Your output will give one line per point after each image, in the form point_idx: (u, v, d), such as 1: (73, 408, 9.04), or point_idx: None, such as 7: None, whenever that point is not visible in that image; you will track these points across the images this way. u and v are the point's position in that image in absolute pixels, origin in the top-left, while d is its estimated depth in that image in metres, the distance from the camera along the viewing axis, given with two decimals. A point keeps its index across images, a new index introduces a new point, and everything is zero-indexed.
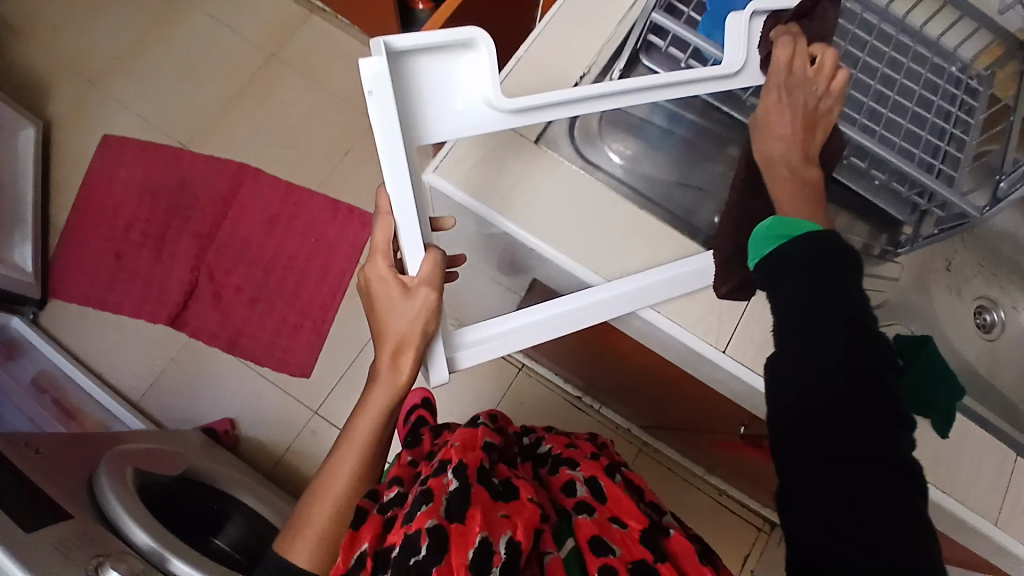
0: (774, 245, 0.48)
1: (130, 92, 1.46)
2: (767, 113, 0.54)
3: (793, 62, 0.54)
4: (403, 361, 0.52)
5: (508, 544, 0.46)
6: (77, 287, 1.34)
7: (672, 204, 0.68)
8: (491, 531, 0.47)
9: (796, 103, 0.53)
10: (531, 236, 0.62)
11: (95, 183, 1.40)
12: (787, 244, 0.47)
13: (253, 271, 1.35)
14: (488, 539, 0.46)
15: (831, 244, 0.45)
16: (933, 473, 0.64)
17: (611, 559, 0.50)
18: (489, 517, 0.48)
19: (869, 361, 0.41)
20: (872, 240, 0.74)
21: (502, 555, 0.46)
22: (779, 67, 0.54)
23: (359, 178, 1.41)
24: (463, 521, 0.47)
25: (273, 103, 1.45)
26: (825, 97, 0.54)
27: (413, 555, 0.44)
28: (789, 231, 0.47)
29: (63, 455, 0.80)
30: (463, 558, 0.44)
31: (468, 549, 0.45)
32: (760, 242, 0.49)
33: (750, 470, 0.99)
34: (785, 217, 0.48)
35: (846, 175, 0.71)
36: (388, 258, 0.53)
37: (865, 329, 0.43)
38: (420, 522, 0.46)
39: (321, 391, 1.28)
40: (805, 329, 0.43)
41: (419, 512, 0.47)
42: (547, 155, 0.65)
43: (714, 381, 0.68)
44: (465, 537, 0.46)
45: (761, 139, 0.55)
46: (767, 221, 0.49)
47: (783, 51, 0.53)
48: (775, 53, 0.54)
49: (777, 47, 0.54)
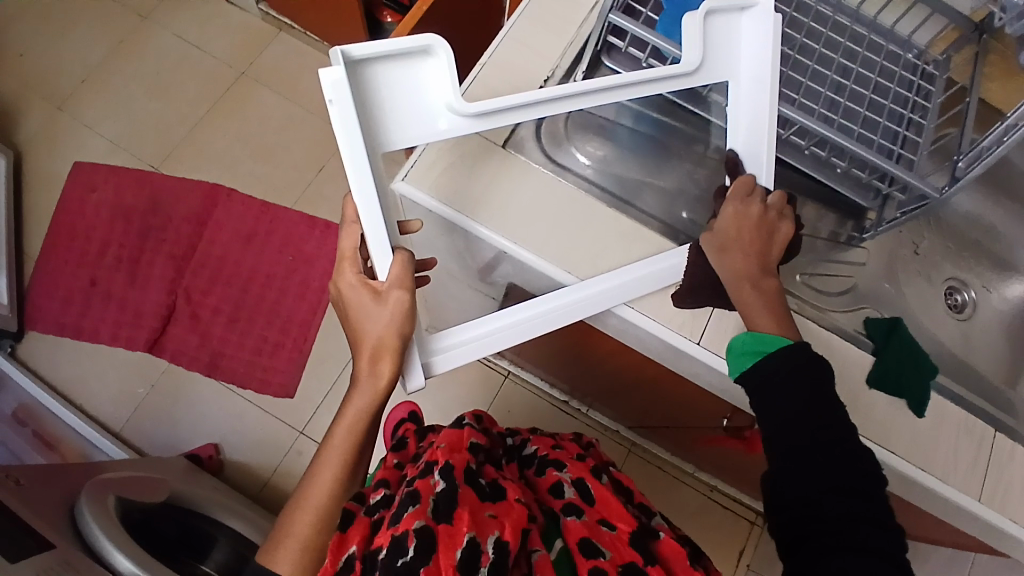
0: (754, 359, 0.53)
1: (101, 117, 1.45)
2: (729, 228, 0.58)
3: (751, 194, 0.59)
4: (381, 365, 0.52)
5: (496, 545, 0.47)
6: (53, 316, 1.32)
7: (643, 203, 0.69)
8: (479, 532, 0.47)
9: (755, 222, 0.57)
10: (503, 238, 0.63)
11: (67, 210, 1.39)
12: (764, 359, 0.52)
13: (231, 292, 1.35)
14: (476, 539, 0.46)
15: (796, 354, 0.51)
16: (913, 454, 0.65)
17: (602, 561, 0.50)
18: (477, 517, 0.48)
19: (828, 416, 0.49)
20: (839, 227, 0.76)
21: (490, 555, 0.46)
22: (734, 193, 0.59)
23: (336, 193, 1.41)
24: (451, 522, 0.47)
25: (247, 123, 1.45)
26: (780, 233, 0.58)
27: (400, 556, 0.43)
28: (764, 345, 0.53)
29: (43, 485, 0.79)
30: (451, 558, 0.44)
31: (455, 549, 0.45)
32: (738, 355, 0.54)
33: (736, 463, 1.01)
34: (755, 331, 0.54)
35: (809, 165, 0.72)
36: (356, 265, 0.54)
37: (822, 387, 0.50)
38: (407, 524, 0.46)
39: (307, 409, 1.28)
40: (775, 400, 0.50)
41: (406, 513, 0.47)
42: (514, 158, 0.66)
43: (692, 375, 0.69)
44: (453, 539, 0.46)
45: (724, 250, 0.57)
46: (742, 336, 0.54)
47: (743, 181, 0.59)
48: (734, 185, 0.59)
49: (738, 180, 0.59)
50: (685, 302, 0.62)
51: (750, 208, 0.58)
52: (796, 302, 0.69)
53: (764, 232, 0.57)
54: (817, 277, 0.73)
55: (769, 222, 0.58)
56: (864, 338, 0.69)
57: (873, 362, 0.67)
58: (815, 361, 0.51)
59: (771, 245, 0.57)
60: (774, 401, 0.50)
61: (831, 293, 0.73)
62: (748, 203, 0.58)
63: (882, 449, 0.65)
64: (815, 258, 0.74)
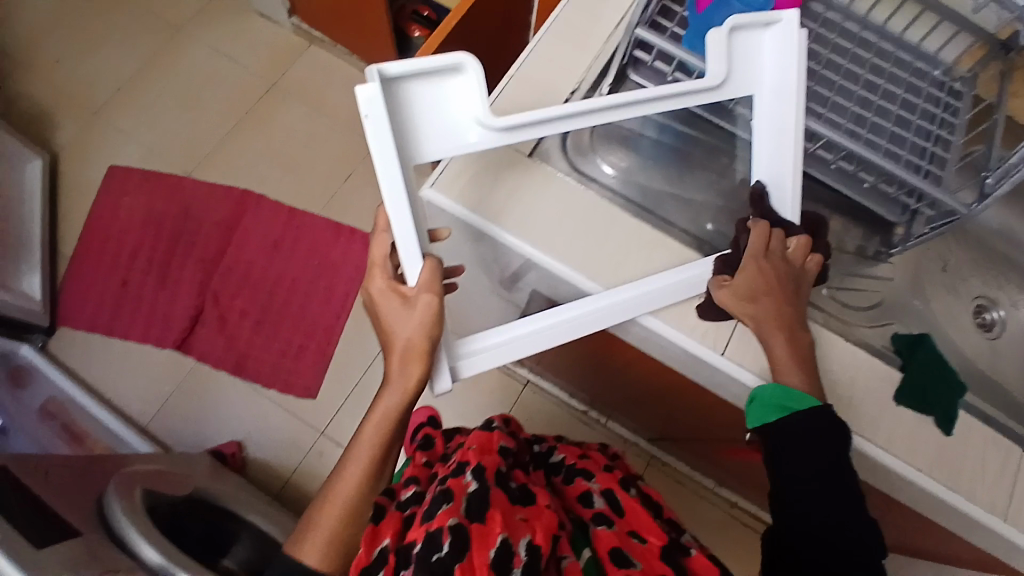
0: (779, 413, 0.58)
1: (136, 124, 1.49)
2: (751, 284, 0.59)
3: (767, 246, 0.60)
4: (411, 368, 0.53)
5: (529, 547, 0.46)
6: (84, 314, 1.35)
7: (667, 213, 0.69)
8: (511, 534, 0.47)
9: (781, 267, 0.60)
10: (529, 246, 0.63)
11: (102, 211, 1.43)
12: (788, 417, 0.57)
13: (258, 296, 1.37)
14: (507, 540, 0.46)
15: (813, 416, 0.56)
16: (939, 471, 0.64)
17: (633, 570, 0.49)
18: (508, 519, 0.49)
19: (829, 466, 0.56)
20: (866, 242, 0.75)
21: (523, 556, 0.46)
22: (754, 249, 0.60)
23: (362, 201, 1.43)
24: (484, 522, 0.47)
25: (276, 131, 1.48)
26: (794, 277, 0.61)
27: (435, 552, 0.44)
28: (789, 403, 0.57)
29: (74, 477, 0.80)
30: (485, 557, 0.44)
31: (489, 549, 0.45)
32: (765, 405, 0.59)
33: (756, 477, 1.00)
34: (782, 385, 0.58)
35: (835, 179, 0.71)
36: (386, 272, 0.55)
37: (831, 442, 0.56)
38: (442, 520, 0.46)
39: (329, 410, 1.29)
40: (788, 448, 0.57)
41: (440, 510, 0.47)
42: (541, 168, 0.66)
43: (715, 386, 0.69)
44: (485, 538, 0.46)
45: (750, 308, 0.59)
46: (770, 388, 0.58)
47: (760, 238, 0.60)
48: (752, 240, 0.60)
49: (753, 236, 0.60)
50: (708, 312, 0.63)
51: (775, 253, 0.60)
52: (820, 314, 0.68)
53: (793, 276, 0.60)
54: (843, 291, 0.73)
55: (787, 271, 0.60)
56: (893, 354, 0.68)
57: (902, 376, 0.66)
58: (829, 416, 0.57)
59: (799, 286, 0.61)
60: (786, 448, 0.57)
61: (858, 308, 0.72)
62: (771, 249, 0.60)
63: (907, 465, 0.64)
64: (840, 271, 0.74)
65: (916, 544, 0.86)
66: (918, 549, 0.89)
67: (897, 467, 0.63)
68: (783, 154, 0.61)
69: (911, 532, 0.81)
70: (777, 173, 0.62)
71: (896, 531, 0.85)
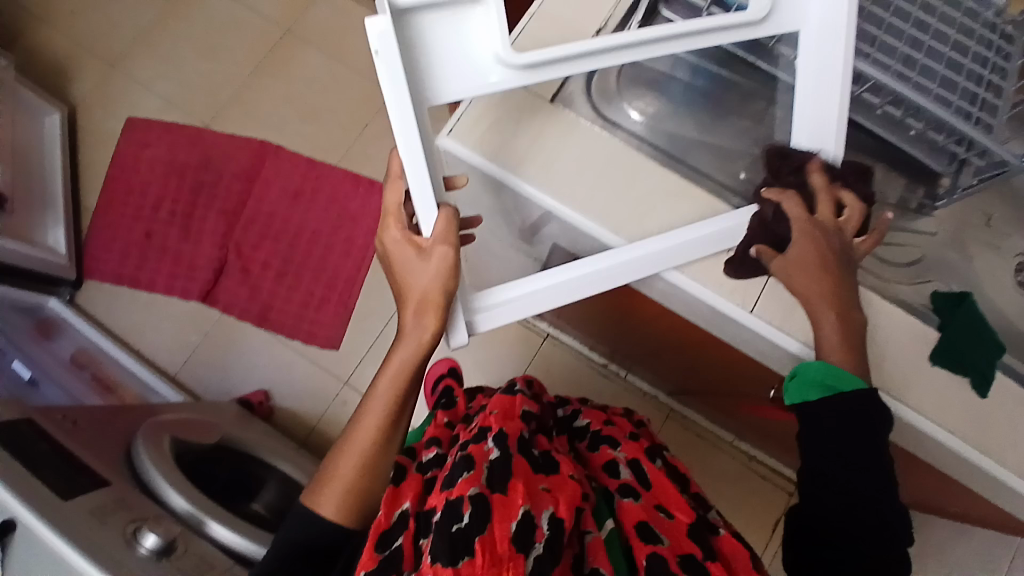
0: (824, 394, 0.55)
1: (154, 74, 1.47)
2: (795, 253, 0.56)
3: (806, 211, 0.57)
4: (426, 319, 0.52)
5: (552, 521, 0.44)
6: (110, 266, 1.37)
7: (695, 161, 0.66)
8: (533, 505, 0.45)
9: (822, 241, 0.56)
10: (546, 197, 0.61)
11: (122, 164, 1.42)
12: (829, 397, 0.54)
13: (280, 248, 1.36)
14: (530, 513, 0.44)
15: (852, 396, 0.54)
16: (973, 434, 0.61)
17: (660, 547, 0.47)
18: (530, 490, 0.46)
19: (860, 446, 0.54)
20: (909, 194, 0.71)
21: (546, 531, 0.43)
22: (793, 216, 0.57)
23: (380, 152, 1.40)
24: (505, 492, 0.45)
25: (294, 80, 1.45)
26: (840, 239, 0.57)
27: (456, 522, 0.42)
28: (833, 382, 0.54)
29: (102, 426, 0.82)
30: (506, 530, 0.42)
31: (511, 521, 0.42)
32: (807, 383, 0.56)
33: (779, 433, 0.98)
34: (827, 364, 0.55)
35: (881, 126, 0.67)
36: (400, 222, 0.54)
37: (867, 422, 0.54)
38: (461, 490, 0.44)
39: (351, 361, 1.30)
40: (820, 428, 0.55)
41: (460, 479, 0.45)
42: (564, 113, 0.63)
43: (742, 343, 0.66)
44: (507, 510, 0.43)
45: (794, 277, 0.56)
46: (814, 366, 0.56)
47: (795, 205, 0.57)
48: (788, 207, 0.57)
49: (789, 202, 0.57)
50: (736, 270, 0.60)
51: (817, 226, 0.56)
52: (858, 271, 0.66)
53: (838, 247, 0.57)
54: (884, 245, 0.69)
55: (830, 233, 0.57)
56: (931, 313, 0.65)
57: (941, 334, 0.62)
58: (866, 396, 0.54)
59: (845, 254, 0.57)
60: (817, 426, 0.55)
61: (893, 263, 0.69)
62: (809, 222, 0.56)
63: (937, 428, 0.61)
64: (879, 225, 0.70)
65: (937, 503, 0.84)
66: (935, 507, 0.87)
67: (928, 429, 0.61)
68: (825, 98, 0.57)
69: (934, 492, 0.79)
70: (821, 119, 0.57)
71: (918, 492, 0.84)
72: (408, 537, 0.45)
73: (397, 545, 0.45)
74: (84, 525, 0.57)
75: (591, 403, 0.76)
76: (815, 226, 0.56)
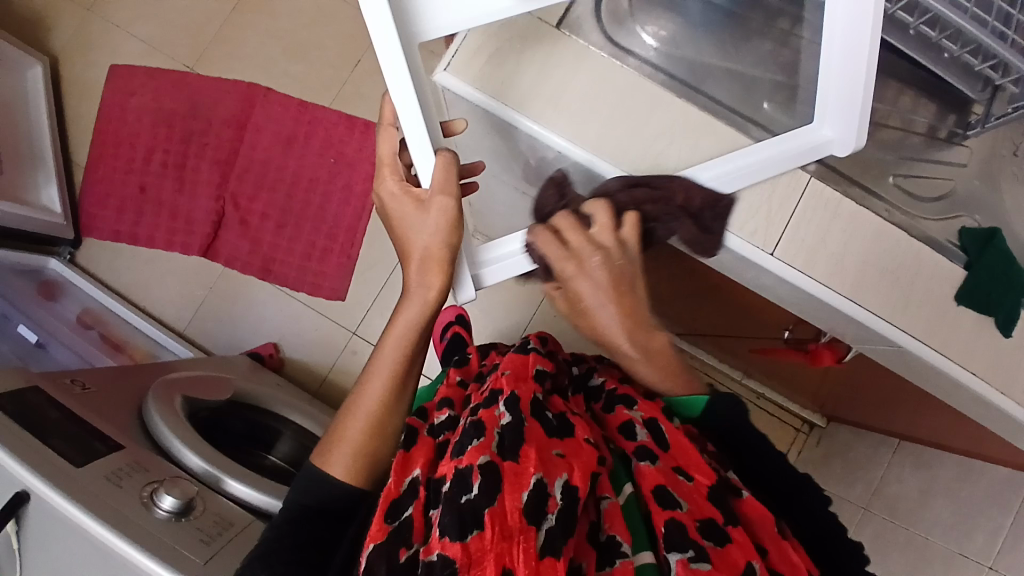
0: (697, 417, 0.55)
1: (133, 17, 1.40)
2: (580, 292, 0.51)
3: (567, 245, 0.51)
4: (430, 275, 0.50)
5: (565, 489, 0.43)
6: (107, 223, 1.34)
7: (715, 90, 0.61)
8: (546, 473, 0.44)
9: (587, 269, 0.51)
10: (552, 134, 0.57)
11: (109, 115, 1.38)
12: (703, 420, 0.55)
13: (277, 197, 1.32)
14: (543, 481, 0.43)
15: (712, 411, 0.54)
16: (999, 374, 0.59)
17: (679, 513, 0.46)
18: (543, 456, 0.45)
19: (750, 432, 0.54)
20: (938, 122, 0.67)
21: (559, 500, 0.42)
22: (556, 254, 0.51)
23: (371, 90, 1.32)
24: (517, 459, 0.44)
25: (278, 16, 1.37)
26: (620, 257, 0.52)
27: (465, 494, 0.41)
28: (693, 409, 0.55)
29: (110, 387, 0.81)
30: (517, 501, 0.41)
31: (522, 492, 0.42)
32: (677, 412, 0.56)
33: (792, 374, 0.95)
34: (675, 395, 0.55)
35: (914, 48, 0.62)
36: (397, 173, 0.51)
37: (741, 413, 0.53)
38: (472, 458, 0.43)
39: (358, 312, 1.28)
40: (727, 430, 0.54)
41: (470, 446, 0.44)
42: (570, 41, 0.59)
43: (760, 287, 0.63)
44: (519, 479, 0.42)
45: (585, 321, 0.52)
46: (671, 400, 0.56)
47: (547, 242, 0.52)
48: (545, 250, 0.52)
49: (547, 246, 0.52)
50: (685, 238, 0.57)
51: (577, 258, 0.51)
52: (885, 207, 0.60)
53: (612, 268, 0.51)
54: (910, 179, 0.64)
55: (610, 258, 0.51)
56: (958, 250, 0.61)
57: (966, 276, 0.59)
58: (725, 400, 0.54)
59: (633, 258, 0.53)
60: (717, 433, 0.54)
61: (920, 199, 0.63)
62: (561, 258, 0.51)
63: (960, 369, 0.58)
64: (901, 155, 0.65)
65: (953, 441, 0.81)
66: (946, 444, 0.85)
67: (952, 374, 0.58)
68: (852, 46, 0.52)
69: (950, 432, 0.77)
70: (851, 71, 0.53)
71: (934, 431, 0.81)
72: (418, 508, 0.44)
73: (407, 514, 0.44)
74: (95, 489, 0.60)
75: (607, 359, 0.74)
76: (571, 262, 0.51)
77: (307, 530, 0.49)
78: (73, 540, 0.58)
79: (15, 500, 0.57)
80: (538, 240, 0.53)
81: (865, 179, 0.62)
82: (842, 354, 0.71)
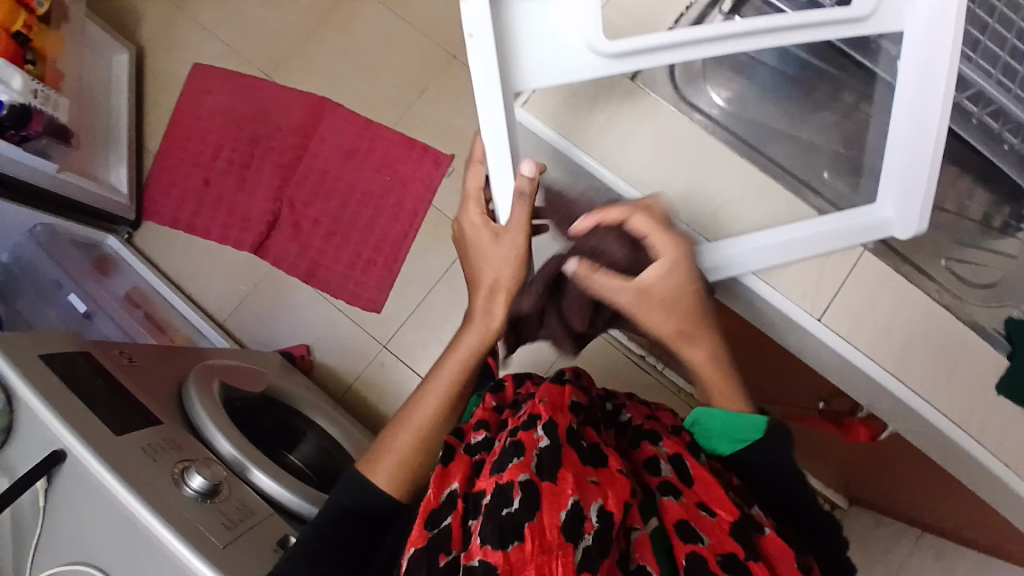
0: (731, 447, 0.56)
1: (219, 21, 1.48)
2: (688, 266, 0.51)
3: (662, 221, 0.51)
4: (495, 304, 0.56)
5: (601, 513, 0.43)
6: (168, 210, 1.40)
7: (778, 153, 0.62)
8: (582, 496, 0.44)
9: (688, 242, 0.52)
10: (615, 178, 0.59)
11: (185, 109, 1.45)
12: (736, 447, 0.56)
13: (330, 205, 1.37)
14: (579, 503, 0.43)
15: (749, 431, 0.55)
16: None
17: (700, 547, 0.46)
18: (580, 481, 0.45)
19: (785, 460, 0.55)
20: (994, 210, 0.67)
21: (595, 523, 0.43)
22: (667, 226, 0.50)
23: (434, 117, 1.37)
24: (555, 481, 0.44)
25: (355, 36, 1.43)
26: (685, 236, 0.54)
27: (505, 506, 0.43)
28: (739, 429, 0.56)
29: (156, 365, 0.84)
30: (556, 519, 0.42)
31: (561, 510, 0.43)
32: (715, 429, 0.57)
33: (821, 445, 0.94)
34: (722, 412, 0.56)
35: (975, 135, 0.64)
36: (480, 206, 0.56)
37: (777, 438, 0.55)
38: (512, 475, 0.44)
39: (391, 325, 1.31)
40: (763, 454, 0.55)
41: (510, 464, 0.45)
42: (644, 95, 0.60)
43: (802, 351, 0.64)
44: (557, 498, 0.43)
45: (674, 304, 0.52)
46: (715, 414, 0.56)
47: (653, 218, 0.50)
48: (651, 226, 0.49)
49: (650, 222, 0.49)
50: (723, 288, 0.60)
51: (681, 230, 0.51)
52: (935, 286, 0.60)
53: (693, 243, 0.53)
54: (962, 263, 0.64)
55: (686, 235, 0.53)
56: (1002, 338, 0.60)
57: (1008, 363, 0.58)
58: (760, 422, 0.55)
59: None
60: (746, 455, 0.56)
61: (967, 284, 0.62)
62: (672, 228, 0.51)
63: (995, 460, 0.57)
64: (956, 238, 0.66)
65: (980, 538, 0.80)
66: (973, 541, 0.83)
67: (988, 464, 0.57)
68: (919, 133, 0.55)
69: (978, 528, 0.76)
70: (913, 146, 0.55)
71: (961, 522, 0.78)
72: (457, 518, 0.45)
73: (446, 523, 0.45)
74: (129, 458, 0.62)
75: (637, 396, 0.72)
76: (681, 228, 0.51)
77: (351, 536, 0.52)
78: (98, 506, 0.60)
79: (52, 458, 0.60)
80: (647, 218, 0.49)
81: (917, 256, 0.62)
82: (878, 431, 0.70)
